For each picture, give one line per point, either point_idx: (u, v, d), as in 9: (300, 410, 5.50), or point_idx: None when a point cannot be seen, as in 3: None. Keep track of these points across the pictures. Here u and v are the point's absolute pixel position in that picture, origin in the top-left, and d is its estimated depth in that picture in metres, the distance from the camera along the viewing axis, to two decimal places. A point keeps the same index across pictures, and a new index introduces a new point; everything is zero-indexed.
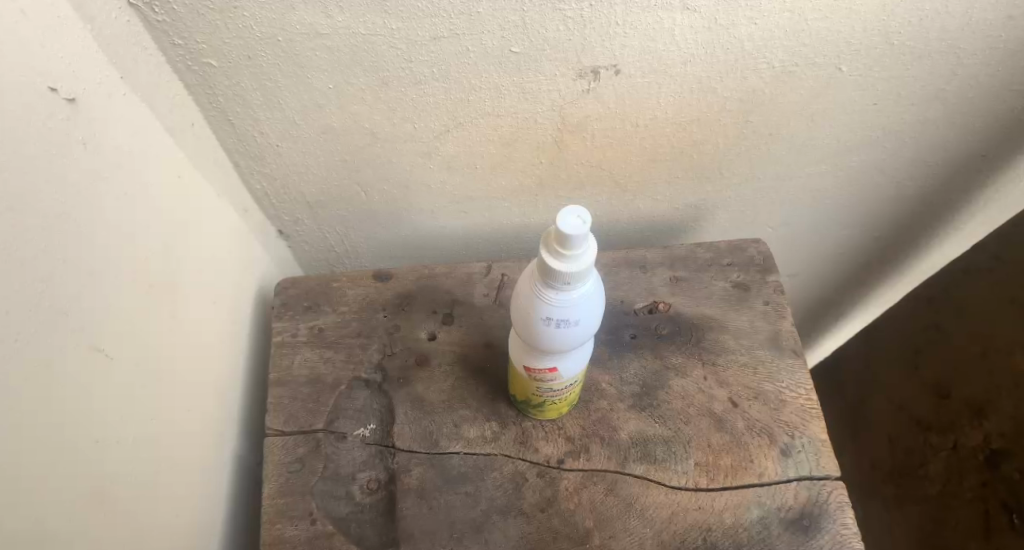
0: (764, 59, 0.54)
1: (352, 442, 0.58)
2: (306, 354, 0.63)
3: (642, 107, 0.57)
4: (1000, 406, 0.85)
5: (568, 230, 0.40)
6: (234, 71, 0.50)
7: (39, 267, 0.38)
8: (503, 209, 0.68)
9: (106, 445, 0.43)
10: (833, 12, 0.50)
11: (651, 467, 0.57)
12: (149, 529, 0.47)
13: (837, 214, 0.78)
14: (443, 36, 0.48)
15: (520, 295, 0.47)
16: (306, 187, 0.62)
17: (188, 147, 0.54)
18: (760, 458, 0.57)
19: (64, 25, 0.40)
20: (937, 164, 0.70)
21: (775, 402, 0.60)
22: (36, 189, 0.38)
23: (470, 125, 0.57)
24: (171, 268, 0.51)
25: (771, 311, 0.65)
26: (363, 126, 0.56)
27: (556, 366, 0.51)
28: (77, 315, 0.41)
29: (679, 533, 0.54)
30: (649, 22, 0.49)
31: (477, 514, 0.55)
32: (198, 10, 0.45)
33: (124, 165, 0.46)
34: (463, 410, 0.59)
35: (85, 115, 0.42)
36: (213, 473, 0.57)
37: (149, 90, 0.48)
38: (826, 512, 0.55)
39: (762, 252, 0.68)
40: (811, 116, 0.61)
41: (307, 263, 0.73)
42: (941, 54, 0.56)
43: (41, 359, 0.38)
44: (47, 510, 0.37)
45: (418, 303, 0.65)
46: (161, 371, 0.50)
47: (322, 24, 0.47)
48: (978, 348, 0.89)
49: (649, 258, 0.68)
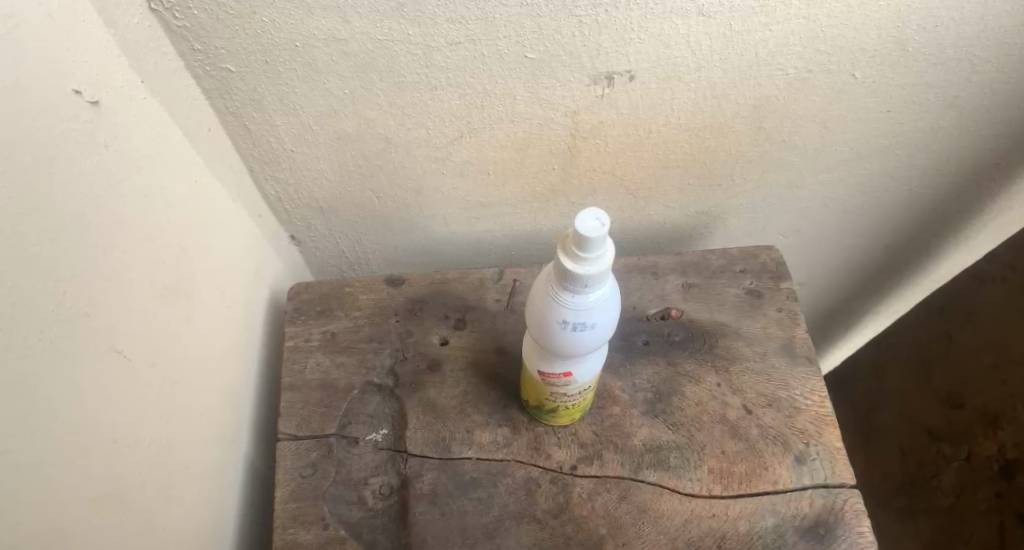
0: (778, 65, 0.54)
1: (364, 447, 0.58)
2: (318, 359, 0.63)
3: (655, 113, 0.57)
4: (1016, 417, 0.89)
5: (586, 233, 0.40)
6: (252, 77, 0.50)
7: (61, 270, 0.38)
8: (516, 215, 0.68)
9: (115, 445, 0.42)
10: (848, 19, 0.51)
11: (664, 475, 0.56)
12: (164, 530, 0.47)
13: (852, 220, 0.77)
14: (459, 41, 0.49)
15: (535, 298, 0.47)
16: (319, 192, 0.63)
17: (205, 152, 0.54)
18: (774, 466, 0.57)
19: (88, 29, 0.41)
20: (953, 171, 0.70)
21: (789, 410, 0.60)
22: (61, 190, 0.38)
23: (484, 131, 0.57)
24: (188, 269, 0.52)
25: (784, 318, 0.65)
26: (377, 132, 0.56)
27: (571, 371, 0.51)
28: (98, 318, 0.41)
29: (693, 540, 0.54)
30: (663, 28, 0.49)
31: (489, 521, 0.55)
32: (216, 15, 0.45)
33: (143, 168, 0.46)
34: (474, 416, 0.59)
35: (107, 120, 0.43)
36: (226, 475, 0.58)
37: (168, 93, 0.49)
38: (841, 521, 0.55)
39: (774, 260, 0.68)
40: (824, 123, 0.61)
41: (317, 268, 0.74)
42: (957, 61, 0.56)
43: (62, 359, 0.38)
44: (60, 511, 0.37)
45: (430, 308, 0.65)
46: (177, 373, 0.50)
47: (339, 29, 0.47)
48: (992, 358, 0.94)
49: (660, 265, 0.68)
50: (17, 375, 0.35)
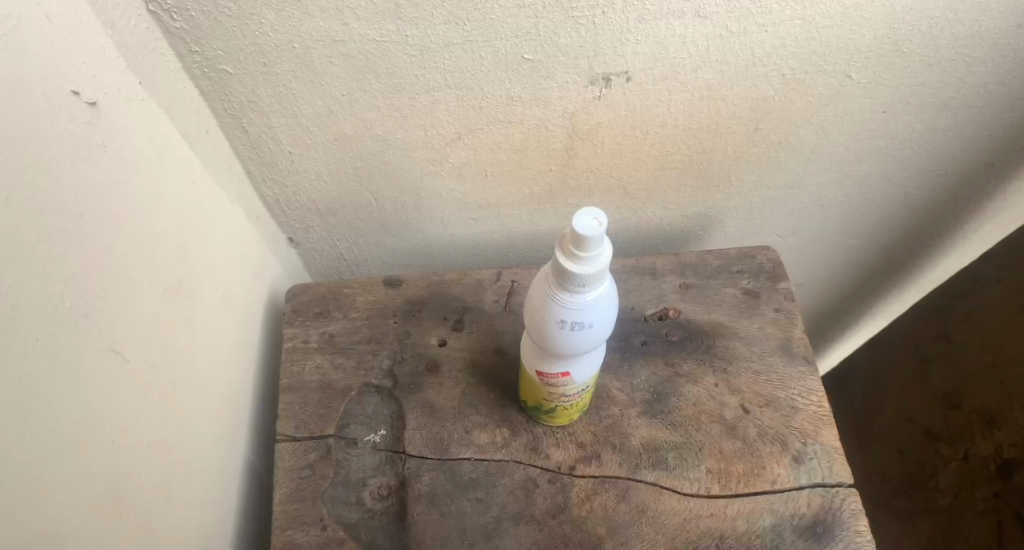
0: (775, 65, 0.54)
1: (363, 448, 0.58)
2: (318, 361, 0.63)
3: (653, 113, 0.57)
4: (1012, 416, 0.89)
5: (584, 232, 0.40)
6: (249, 78, 0.51)
7: (59, 270, 0.38)
8: (514, 216, 0.68)
9: (116, 446, 0.43)
10: (843, 20, 0.51)
11: (663, 474, 0.57)
12: (163, 531, 0.47)
13: (849, 221, 0.77)
14: (456, 42, 0.49)
15: (534, 298, 0.47)
16: (318, 194, 0.63)
17: (204, 154, 0.54)
18: (772, 465, 0.57)
19: (87, 30, 0.41)
20: (949, 171, 0.70)
21: (787, 410, 0.60)
22: (60, 191, 0.38)
23: (482, 132, 0.57)
24: (188, 270, 0.52)
25: (782, 318, 0.65)
26: (375, 133, 0.56)
27: (569, 371, 0.51)
28: (97, 318, 0.41)
29: (692, 540, 0.54)
30: (660, 29, 0.50)
31: (488, 521, 0.55)
32: (214, 17, 0.45)
33: (143, 169, 0.46)
34: (474, 417, 0.59)
35: (106, 121, 0.43)
36: (225, 475, 0.58)
37: (166, 95, 0.49)
38: (839, 520, 0.55)
39: (772, 260, 0.68)
40: (820, 124, 0.62)
41: (316, 270, 0.74)
42: (952, 61, 0.56)
43: (61, 360, 0.38)
44: (60, 510, 0.37)
45: (429, 309, 0.65)
46: (176, 374, 0.50)
47: (337, 31, 0.47)
48: (989, 357, 0.94)
49: (658, 265, 0.68)
50: (16, 376, 0.35)
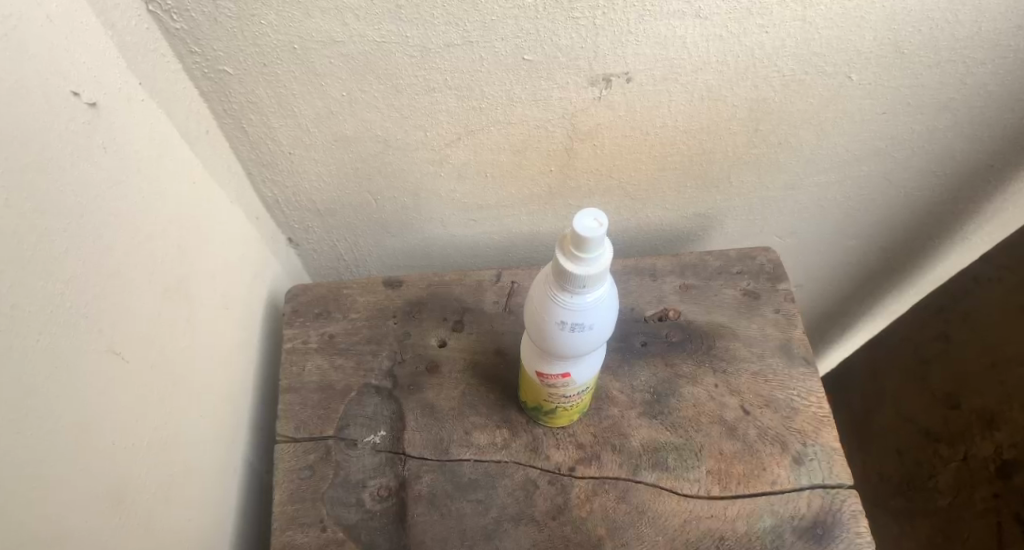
0: (775, 66, 0.54)
1: (362, 449, 0.58)
2: (317, 361, 0.63)
3: (653, 114, 0.57)
4: (1011, 416, 0.88)
5: (585, 233, 0.40)
6: (249, 79, 0.51)
7: (59, 271, 0.38)
8: (514, 217, 0.68)
9: (116, 446, 0.42)
10: (843, 21, 0.51)
11: (663, 475, 0.57)
12: (163, 531, 0.47)
13: (849, 221, 0.77)
14: (456, 43, 0.49)
15: (534, 299, 0.47)
16: (318, 194, 0.63)
17: (203, 154, 0.54)
18: (772, 466, 0.57)
19: (87, 31, 0.41)
20: (949, 172, 0.70)
21: (787, 410, 0.60)
22: (60, 192, 0.38)
23: (482, 133, 0.57)
24: (187, 270, 0.52)
25: (782, 319, 0.65)
26: (375, 134, 0.56)
27: (569, 372, 0.51)
28: (97, 319, 0.41)
29: (692, 540, 0.54)
30: (660, 30, 0.50)
31: (488, 522, 0.55)
32: (213, 17, 0.45)
33: (142, 169, 0.46)
34: (474, 417, 0.59)
35: (106, 121, 0.43)
36: (225, 476, 0.58)
37: (167, 95, 0.49)
38: (839, 521, 0.55)
39: (772, 261, 0.68)
40: (820, 125, 0.62)
41: (316, 270, 0.74)
42: (952, 63, 0.57)
43: (60, 361, 0.38)
44: (60, 510, 0.37)
45: (429, 310, 0.65)
46: (175, 374, 0.50)
47: (337, 31, 0.47)
48: (989, 358, 0.92)
49: (658, 266, 0.68)
50: (16, 376, 0.35)
